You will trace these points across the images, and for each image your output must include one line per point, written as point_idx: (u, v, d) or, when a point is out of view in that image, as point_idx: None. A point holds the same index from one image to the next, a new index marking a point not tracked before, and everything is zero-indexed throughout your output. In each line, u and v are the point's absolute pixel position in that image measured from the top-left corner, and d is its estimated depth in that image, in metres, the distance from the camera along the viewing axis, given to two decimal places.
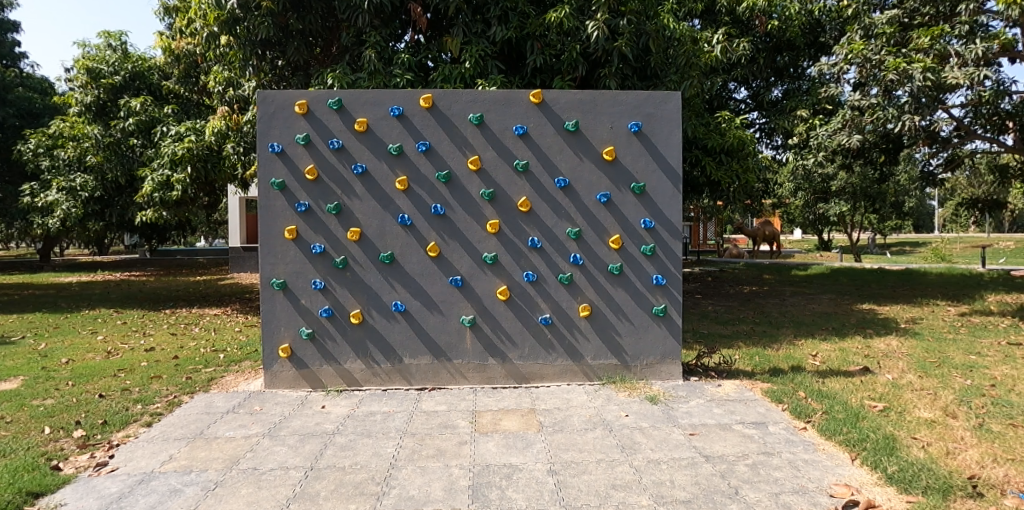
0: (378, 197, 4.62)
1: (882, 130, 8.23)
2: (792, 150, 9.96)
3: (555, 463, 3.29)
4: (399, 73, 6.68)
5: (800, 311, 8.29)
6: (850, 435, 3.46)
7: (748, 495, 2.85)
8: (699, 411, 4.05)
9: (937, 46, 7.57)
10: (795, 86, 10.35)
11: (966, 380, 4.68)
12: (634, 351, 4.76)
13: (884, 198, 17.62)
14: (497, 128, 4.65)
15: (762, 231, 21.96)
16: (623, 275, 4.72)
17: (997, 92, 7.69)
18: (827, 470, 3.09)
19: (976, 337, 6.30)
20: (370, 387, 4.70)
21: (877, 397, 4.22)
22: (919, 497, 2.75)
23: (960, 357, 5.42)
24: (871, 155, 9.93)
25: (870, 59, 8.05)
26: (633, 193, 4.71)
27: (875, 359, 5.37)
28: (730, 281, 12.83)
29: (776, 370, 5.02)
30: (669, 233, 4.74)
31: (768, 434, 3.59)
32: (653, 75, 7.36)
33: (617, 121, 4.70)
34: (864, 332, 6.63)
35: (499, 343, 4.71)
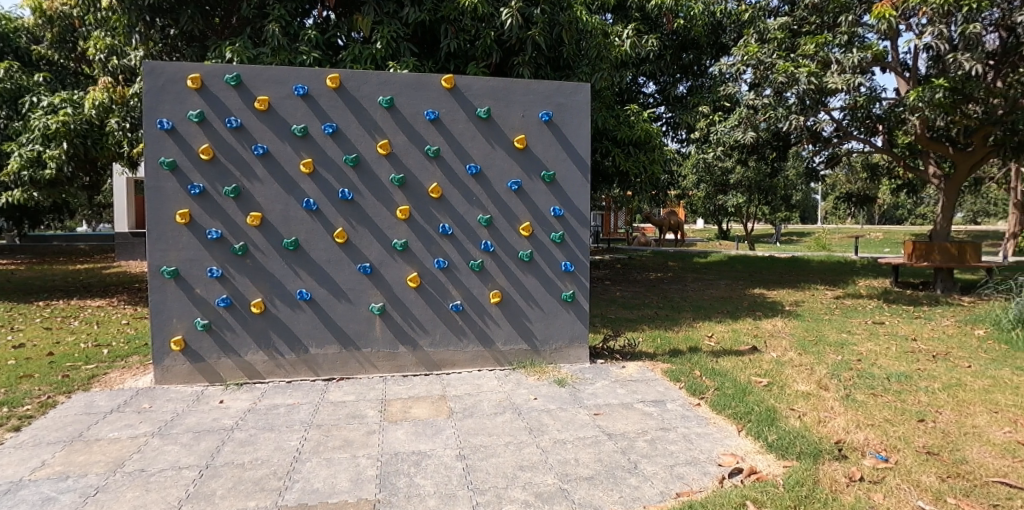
0: (281, 179, 4.39)
1: (773, 128, 8.92)
2: (694, 144, 10.55)
3: (464, 448, 3.31)
4: (305, 50, 6.39)
5: (699, 295, 8.86)
6: (738, 409, 3.74)
7: (646, 468, 3.02)
8: (604, 392, 4.23)
9: (820, 53, 8.25)
10: (697, 83, 10.94)
11: (837, 355, 5.21)
12: (543, 336, 4.86)
13: (775, 191, 19.14)
14: (407, 112, 4.56)
15: (668, 220, 23.03)
16: (534, 262, 4.80)
17: (869, 98, 8.50)
18: (717, 441, 3.33)
19: (847, 317, 7.02)
20: (273, 379, 4.49)
21: (762, 373, 4.59)
22: (793, 462, 3.02)
23: (833, 336, 6.02)
24: (764, 151, 10.77)
25: (763, 62, 8.68)
26: (543, 181, 4.79)
27: (762, 339, 5.85)
28: (637, 267, 13.45)
29: (675, 351, 5.33)
30: (577, 221, 4.88)
31: (665, 411, 3.81)
32: (565, 66, 7.55)
33: (528, 110, 4.75)
34: (754, 315, 7.19)
35: (411, 330, 4.65)
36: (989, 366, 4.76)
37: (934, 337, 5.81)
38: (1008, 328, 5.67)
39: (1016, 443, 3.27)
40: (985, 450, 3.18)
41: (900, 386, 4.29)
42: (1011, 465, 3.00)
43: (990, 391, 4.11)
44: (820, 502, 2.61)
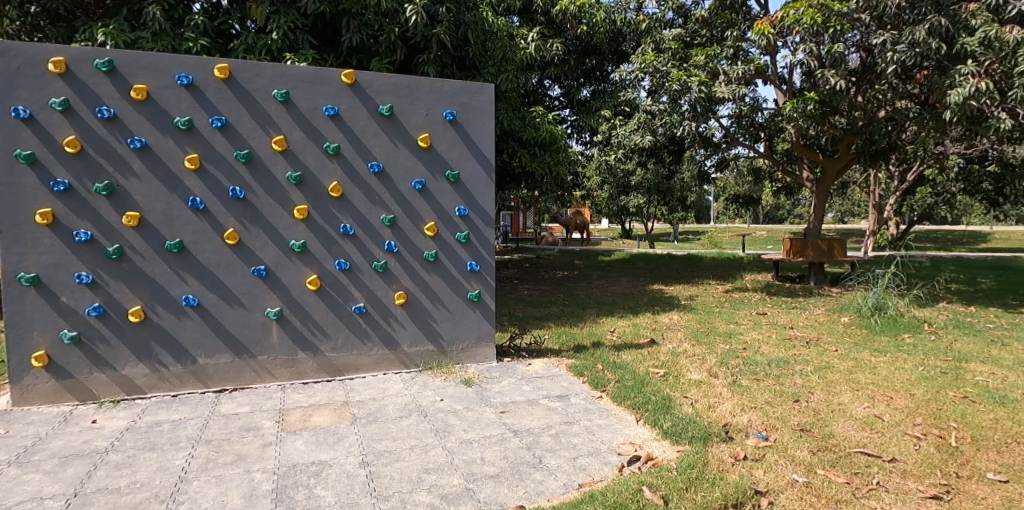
0: (162, 176, 4.05)
1: (669, 132, 9.44)
2: (597, 146, 10.95)
3: (368, 454, 3.21)
4: (191, 37, 5.94)
5: (603, 292, 9.21)
6: (636, 399, 3.93)
7: (550, 462, 3.08)
8: (510, 389, 4.28)
9: (710, 64, 8.83)
10: (600, 88, 11.35)
11: (726, 345, 5.61)
12: (449, 337, 4.84)
13: (672, 193, 20.31)
14: (305, 107, 4.36)
15: (575, 220, 23.74)
16: (439, 262, 4.77)
17: (753, 107, 9.22)
18: (617, 431, 3.47)
19: (735, 309, 7.59)
20: (156, 394, 4.12)
21: (659, 365, 4.85)
22: (685, 447, 3.22)
23: (723, 326, 6.48)
24: (661, 155, 11.39)
25: (659, 70, 9.19)
26: (447, 181, 4.77)
27: (660, 332, 6.18)
28: (545, 266, 13.74)
29: (579, 346, 5.50)
30: (482, 221, 4.90)
31: (569, 405, 3.92)
32: (471, 66, 7.57)
33: (432, 109, 4.70)
34: (653, 309, 7.58)
35: (311, 335, 4.45)
36: (852, 349, 5.32)
37: (807, 325, 6.41)
38: (867, 315, 6.37)
39: (873, 417, 3.68)
40: (848, 424, 3.55)
41: (779, 370, 4.69)
42: (869, 436, 3.37)
43: (853, 372, 4.60)
44: (709, 482, 2.79)
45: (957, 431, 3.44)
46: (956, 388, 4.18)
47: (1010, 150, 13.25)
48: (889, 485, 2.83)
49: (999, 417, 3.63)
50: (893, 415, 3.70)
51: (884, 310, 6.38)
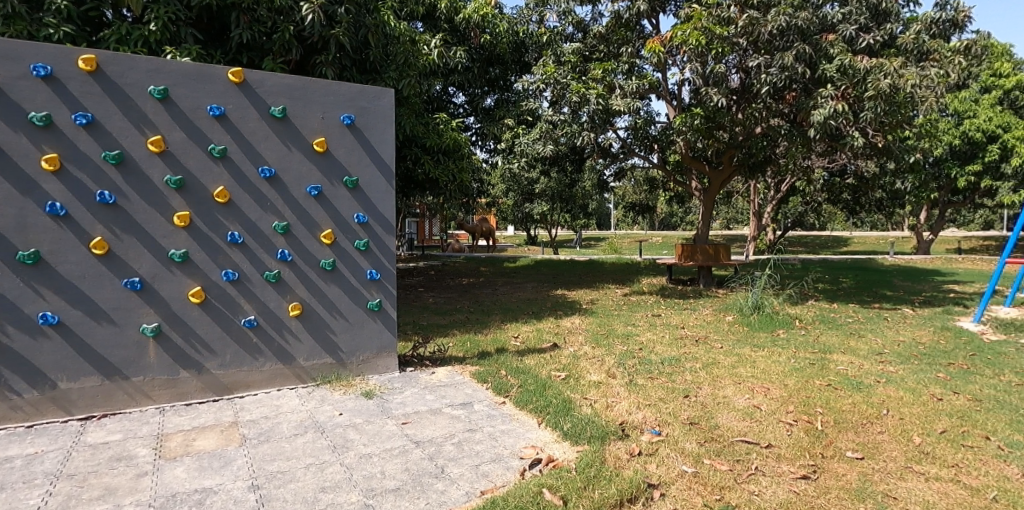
0: (12, 178, 3.58)
1: (570, 142, 9.76)
2: (501, 154, 11.09)
3: (257, 477, 3.02)
4: (51, 23, 5.33)
5: (508, 298, 9.32)
6: (538, 403, 4.00)
7: (452, 471, 3.06)
8: (412, 400, 4.20)
9: (607, 78, 9.24)
10: (503, 97, 11.51)
11: (623, 346, 5.88)
12: (349, 348, 4.68)
13: (574, 200, 21.02)
14: (186, 105, 4.05)
15: (480, 227, 23.86)
16: (337, 271, 4.60)
17: (646, 120, 9.77)
18: (519, 436, 3.52)
19: (632, 311, 7.97)
20: (5, 426, 3.62)
21: (560, 368, 4.98)
22: (584, 446, 3.32)
23: (621, 328, 6.78)
24: (563, 163, 11.75)
25: (559, 82, 9.50)
26: (345, 187, 4.62)
27: (562, 335, 6.35)
28: (451, 273, 13.69)
29: (483, 353, 5.52)
30: (382, 228, 4.80)
31: (472, 413, 3.92)
32: (372, 70, 7.40)
33: (328, 112, 4.54)
34: (556, 313, 7.79)
35: (194, 352, 4.12)
36: (735, 346, 5.76)
37: (696, 324, 6.86)
38: (748, 313, 6.93)
39: (753, 407, 4.00)
40: (731, 415, 3.84)
41: (671, 368, 4.97)
42: (749, 425, 3.66)
43: (735, 366, 4.98)
44: (605, 479, 2.89)
45: (822, 416, 3.83)
46: (821, 377, 4.66)
47: (863, 165, 15.02)
48: (765, 469, 3.09)
49: (856, 401, 4.08)
50: (769, 404, 4.04)
51: (761, 309, 6.97)
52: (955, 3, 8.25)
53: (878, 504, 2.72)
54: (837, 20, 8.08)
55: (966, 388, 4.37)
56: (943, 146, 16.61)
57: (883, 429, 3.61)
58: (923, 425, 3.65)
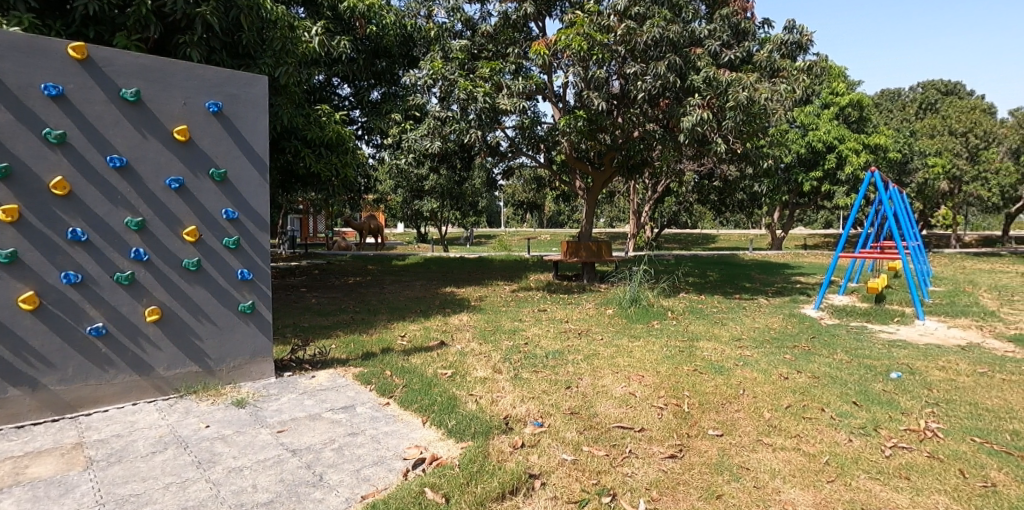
0: None
1: (458, 140, 9.76)
2: (387, 149, 10.78)
3: (105, 504, 2.69)
4: None
5: (396, 297, 9.12)
6: (422, 402, 3.95)
7: (332, 478, 2.93)
8: (289, 406, 3.97)
9: (494, 77, 9.31)
10: (390, 91, 11.19)
11: (509, 341, 5.97)
12: (217, 355, 4.32)
13: (464, 198, 21.04)
14: (13, 82, 3.50)
15: (368, 224, 23.06)
16: (202, 271, 4.22)
17: (533, 120, 10.01)
18: (402, 436, 3.44)
19: (520, 307, 8.13)
20: None
21: (447, 365, 4.95)
22: (468, 442, 3.32)
23: (508, 324, 6.88)
24: (452, 160, 11.73)
25: (447, 79, 9.47)
26: (212, 180, 4.25)
27: (449, 333, 6.32)
28: (336, 272, 13.14)
29: (367, 354, 5.35)
30: (255, 225, 4.47)
31: (354, 416, 3.78)
32: (245, 54, 6.88)
33: (191, 98, 4.14)
34: (444, 311, 7.74)
35: (27, 366, 3.58)
36: (614, 337, 6.07)
37: (579, 318, 7.14)
38: (626, 306, 7.34)
39: (629, 394, 4.24)
40: (609, 403, 4.04)
41: (554, 361, 5.13)
42: (624, 412, 3.88)
43: (614, 356, 5.25)
44: (488, 473, 2.92)
45: (689, 398, 4.14)
46: (689, 363, 5.04)
47: (727, 169, 16.50)
48: (638, 451, 3.28)
49: (718, 383, 4.47)
50: (643, 391, 4.30)
51: (638, 301, 7.41)
52: (800, 28, 9.26)
53: (734, 475, 3.00)
54: (703, 35, 8.76)
55: (807, 367, 4.94)
56: (792, 154, 18.69)
57: (739, 407, 3.97)
58: (772, 402, 4.07)
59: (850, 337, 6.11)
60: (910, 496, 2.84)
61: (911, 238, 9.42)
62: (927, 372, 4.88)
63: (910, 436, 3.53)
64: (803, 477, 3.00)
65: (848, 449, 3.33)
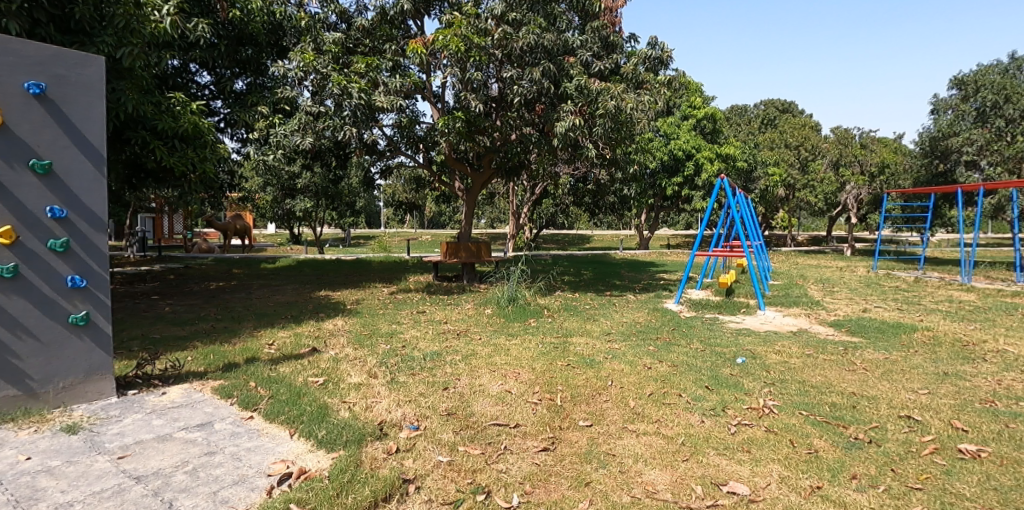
0: None
1: (332, 137, 9.39)
2: (254, 144, 10.04)
3: None
4: None
5: (264, 302, 8.53)
6: (290, 413, 3.73)
7: (183, 504, 2.66)
8: (134, 428, 3.55)
9: (370, 73, 9.05)
10: (258, 82, 10.41)
11: (387, 344, 5.83)
12: (42, 375, 3.74)
13: (341, 197, 20.20)
14: None
15: (234, 224, 21.21)
16: (21, 279, 3.64)
17: (411, 120, 9.90)
18: (267, 451, 3.22)
19: (398, 309, 7.97)
20: None
21: (319, 373, 4.73)
22: (340, 452, 3.19)
23: (386, 327, 6.71)
24: (326, 158, 11.26)
25: (320, 72, 9.11)
26: (32, 172, 3.68)
27: (323, 339, 6.03)
28: (195, 277, 12.00)
29: (229, 365, 4.94)
30: (89, 225, 3.93)
31: (212, 434, 3.47)
32: (79, 30, 6.07)
33: (4, 77, 3.57)
34: (317, 316, 7.37)
35: None
36: (492, 336, 6.16)
37: (459, 319, 7.15)
38: (504, 306, 7.48)
39: (505, 392, 4.32)
40: (486, 402, 4.09)
41: (433, 363, 5.09)
42: (501, 409, 3.95)
43: (492, 355, 5.33)
44: (360, 482, 2.82)
45: (562, 392, 4.32)
46: (562, 358, 5.25)
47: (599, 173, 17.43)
48: (513, 447, 3.35)
49: (589, 376, 4.70)
50: (519, 387, 4.41)
51: (516, 300, 7.59)
52: (661, 44, 10.02)
53: (601, 463, 3.17)
54: (576, 45, 9.18)
55: (667, 357, 5.37)
56: (656, 161, 20.21)
57: (608, 398, 4.22)
58: (636, 391, 4.37)
59: (704, 328, 6.73)
60: (750, 467, 3.19)
61: (755, 238, 10.59)
62: (766, 356, 5.51)
63: (751, 414, 3.97)
64: (663, 458, 3.25)
65: (700, 429, 3.67)
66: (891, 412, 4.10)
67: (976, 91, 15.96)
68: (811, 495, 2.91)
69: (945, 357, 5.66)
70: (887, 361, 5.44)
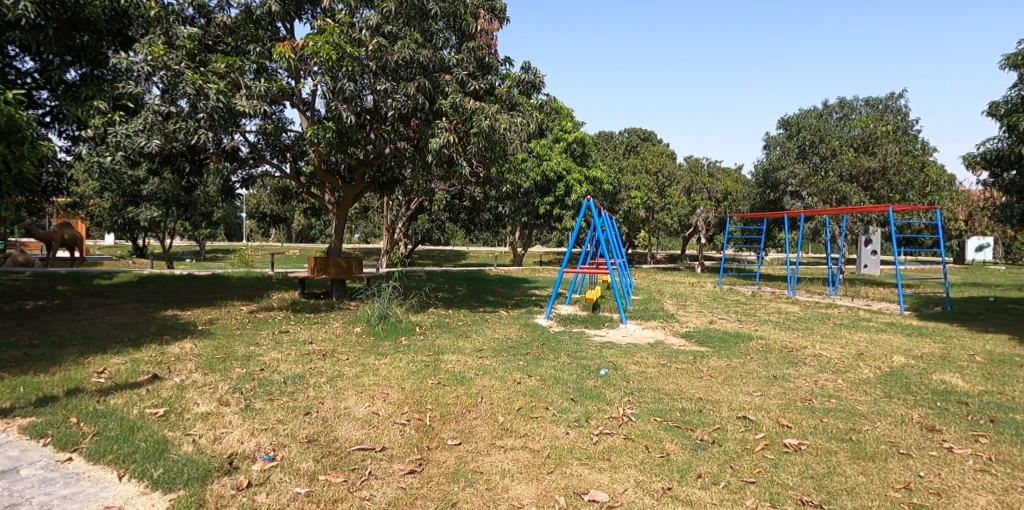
0: None
1: (184, 140, 8.60)
2: (87, 143, 8.83)
3: None
4: None
5: (94, 324, 7.48)
6: (120, 452, 3.29)
7: None
8: None
9: (231, 74, 8.41)
10: (96, 74, 9.20)
11: (243, 368, 5.36)
12: None
13: (195, 206, 18.42)
14: None
15: (60, 233, 18.40)
16: None
17: (276, 127, 9.34)
18: (88, 498, 2.80)
19: (257, 330, 7.39)
20: None
21: (158, 403, 4.22)
22: (180, 492, 2.87)
23: (242, 349, 6.18)
24: (178, 162, 10.27)
25: (172, 69, 8.31)
26: None
27: (166, 364, 5.40)
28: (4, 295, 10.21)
29: (43, 399, 4.24)
30: None
31: (16, 482, 2.94)
32: None
33: None
34: (160, 339, 6.59)
35: None
36: (360, 356, 5.93)
37: (325, 338, 6.80)
38: (374, 324, 7.25)
39: (372, 414, 4.17)
40: (351, 425, 3.92)
41: (294, 386, 4.77)
42: (366, 432, 3.80)
43: (359, 376, 5.12)
44: None
45: (431, 411, 4.27)
46: (433, 376, 5.20)
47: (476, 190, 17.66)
48: (378, 471, 3.24)
49: (459, 394, 4.70)
50: (387, 408, 4.28)
51: (386, 318, 7.39)
52: (534, 70, 10.45)
53: (469, 481, 3.16)
54: (452, 63, 9.31)
55: (536, 371, 5.52)
56: (529, 180, 20.92)
57: (477, 415, 4.23)
58: (505, 405, 4.44)
59: (571, 342, 7.02)
60: (610, 475, 3.36)
61: (618, 256, 11.34)
62: (626, 367, 5.88)
63: (612, 423, 4.20)
64: (529, 472, 3.32)
65: (564, 440, 3.80)
66: (731, 414, 4.57)
67: (797, 132, 18.54)
68: (662, 496, 3.13)
69: (774, 363, 6.43)
70: (727, 368, 6.06)
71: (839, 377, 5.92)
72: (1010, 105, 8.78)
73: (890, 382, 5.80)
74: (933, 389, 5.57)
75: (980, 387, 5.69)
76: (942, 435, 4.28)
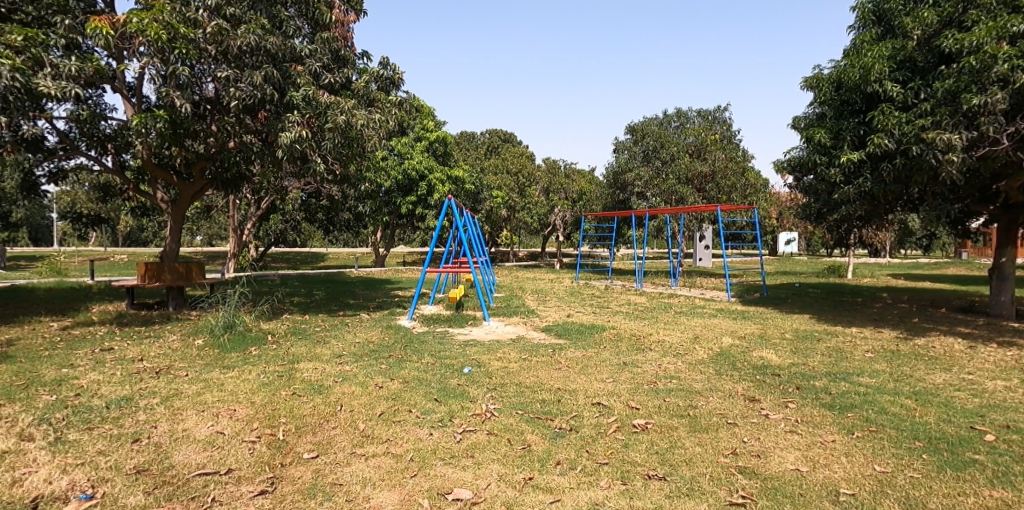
0: None
1: None
2: None
3: None
4: None
5: None
6: None
7: None
8: None
9: (31, 49, 7.10)
10: None
11: (52, 395, 4.60)
12: None
13: None
14: None
15: None
16: None
17: (93, 114, 8.10)
18: None
19: (72, 349, 6.38)
20: None
21: None
22: None
23: (51, 373, 5.29)
24: None
25: None
26: None
27: None
28: None
29: None
30: None
31: None
32: None
33: None
34: None
35: None
36: (202, 371, 5.38)
37: (159, 354, 6.07)
38: (219, 335, 6.63)
39: (216, 434, 3.81)
40: (190, 449, 3.55)
41: (119, 411, 4.20)
42: (209, 455, 3.46)
43: (201, 393, 4.66)
44: None
45: (284, 425, 4.00)
46: (287, 387, 4.88)
47: None
48: (223, 497, 2.98)
49: (316, 404, 4.46)
50: (233, 427, 3.94)
51: (233, 327, 6.80)
52: (392, 66, 10.26)
53: (327, 495, 3.03)
54: (304, 53, 8.78)
55: (399, 374, 5.42)
56: (391, 179, 20.44)
57: (336, 424, 4.06)
58: (367, 412, 4.30)
59: (434, 342, 7.00)
60: (473, 471, 3.41)
61: (480, 254, 11.50)
62: (489, 363, 6.01)
63: (475, 420, 4.26)
64: (391, 478, 3.26)
65: (428, 442, 3.78)
66: (586, 401, 4.86)
67: (642, 137, 20.22)
68: (524, 487, 3.25)
69: (624, 350, 6.95)
70: (583, 358, 6.45)
71: (679, 360, 6.56)
72: (807, 121, 10.36)
73: (720, 361, 6.56)
74: (752, 364, 6.40)
75: (788, 360, 6.66)
76: (760, 404, 4.94)
